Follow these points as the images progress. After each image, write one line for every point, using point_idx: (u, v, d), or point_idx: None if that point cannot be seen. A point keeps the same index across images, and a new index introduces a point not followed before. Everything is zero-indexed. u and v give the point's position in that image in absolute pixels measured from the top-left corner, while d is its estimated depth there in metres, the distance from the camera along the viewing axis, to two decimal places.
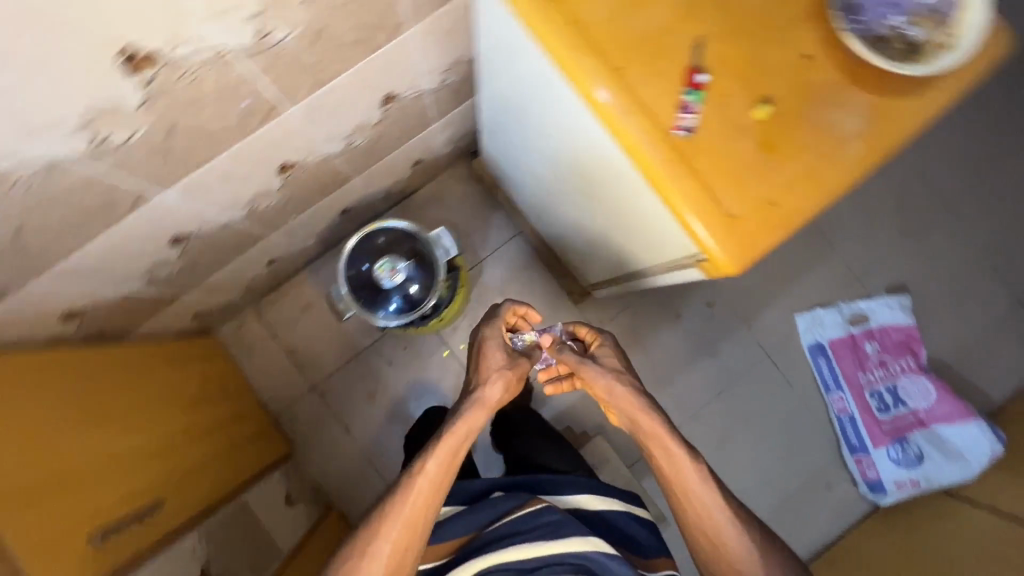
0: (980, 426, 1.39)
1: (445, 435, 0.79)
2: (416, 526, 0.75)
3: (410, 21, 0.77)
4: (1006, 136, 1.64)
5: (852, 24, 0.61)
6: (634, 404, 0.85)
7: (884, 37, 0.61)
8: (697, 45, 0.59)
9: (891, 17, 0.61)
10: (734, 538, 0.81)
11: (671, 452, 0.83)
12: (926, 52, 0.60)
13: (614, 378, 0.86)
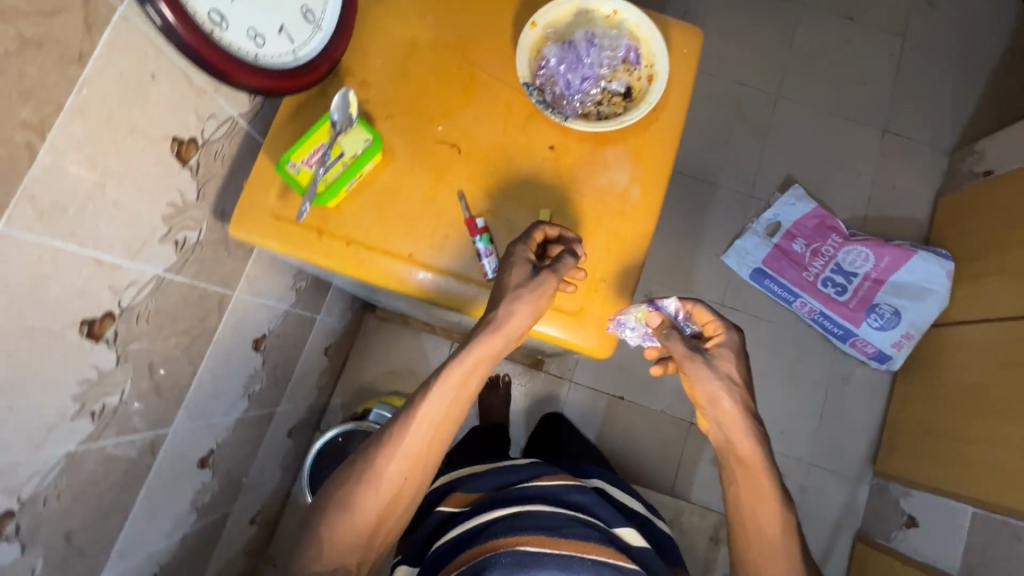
0: (924, 257, 1.45)
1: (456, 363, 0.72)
2: (421, 460, 0.71)
3: (230, 288, 0.80)
4: (787, 9, 1.76)
5: (569, 106, 0.66)
6: (733, 412, 0.75)
7: (599, 103, 0.66)
8: (461, 197, 0.64)
9: (594, 84, 0.67)
10: (784, 567, 0.73)
11: (757, 482, 0.75)
12: (638, 96, 0.66)
13: (725, 390, 0.75)
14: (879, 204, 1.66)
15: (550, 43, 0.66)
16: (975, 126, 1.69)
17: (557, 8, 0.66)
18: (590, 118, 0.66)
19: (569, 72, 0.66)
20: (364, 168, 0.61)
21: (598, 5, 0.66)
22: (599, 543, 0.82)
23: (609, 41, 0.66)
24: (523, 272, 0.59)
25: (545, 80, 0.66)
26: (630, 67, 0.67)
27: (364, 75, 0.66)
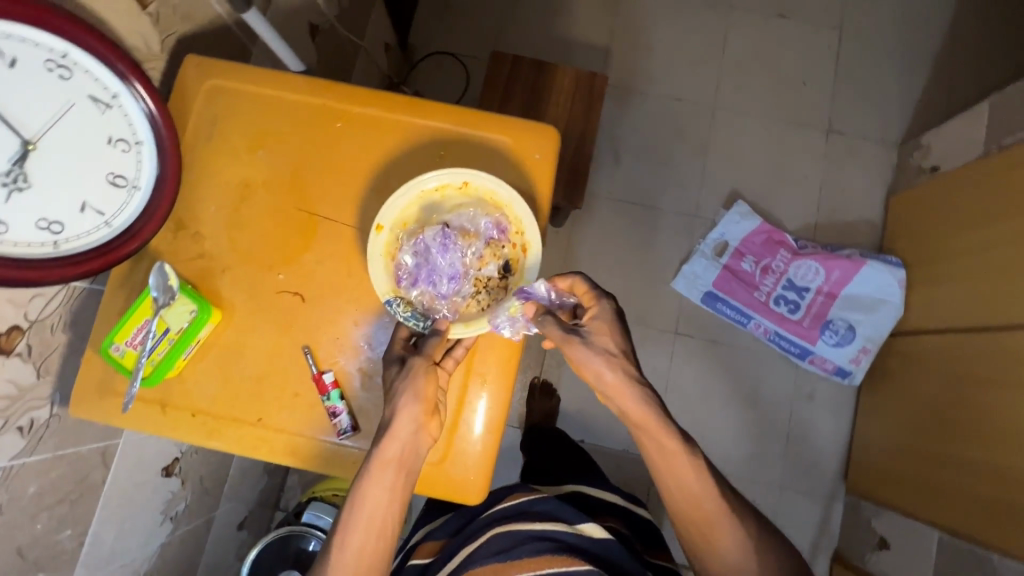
0: (876, 266, 1.40)
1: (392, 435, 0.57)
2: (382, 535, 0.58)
3: (112, 438, 0.76)
4: (716, 15, 1.69)
5: (443, 311, 0.61)
6: (617, 381, 0.68)
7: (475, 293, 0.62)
8: (307, 351, 0.60)
9: (463, 274, 0.62)
10: (706, 532, 0.72)
11: (660, 442, 0.70)
12: (516, 268, 0.62)
13: (607, 364, 0.68)
14: (830, 208, 1.61)
15: (404, 244, 0.61)
16: (922, 115, 1.63)
17: (399, 203, 0.61)
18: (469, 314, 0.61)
19: (432, 272, 0.61)
20: (197, 336, 0.58)
21: (442, 182, 0.61)
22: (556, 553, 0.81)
23: (465, 222, 0.62)
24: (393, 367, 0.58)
25: (408, 288, 0.61)
26: (496, 242, 0.62)
27: (197, 227, 0.62)
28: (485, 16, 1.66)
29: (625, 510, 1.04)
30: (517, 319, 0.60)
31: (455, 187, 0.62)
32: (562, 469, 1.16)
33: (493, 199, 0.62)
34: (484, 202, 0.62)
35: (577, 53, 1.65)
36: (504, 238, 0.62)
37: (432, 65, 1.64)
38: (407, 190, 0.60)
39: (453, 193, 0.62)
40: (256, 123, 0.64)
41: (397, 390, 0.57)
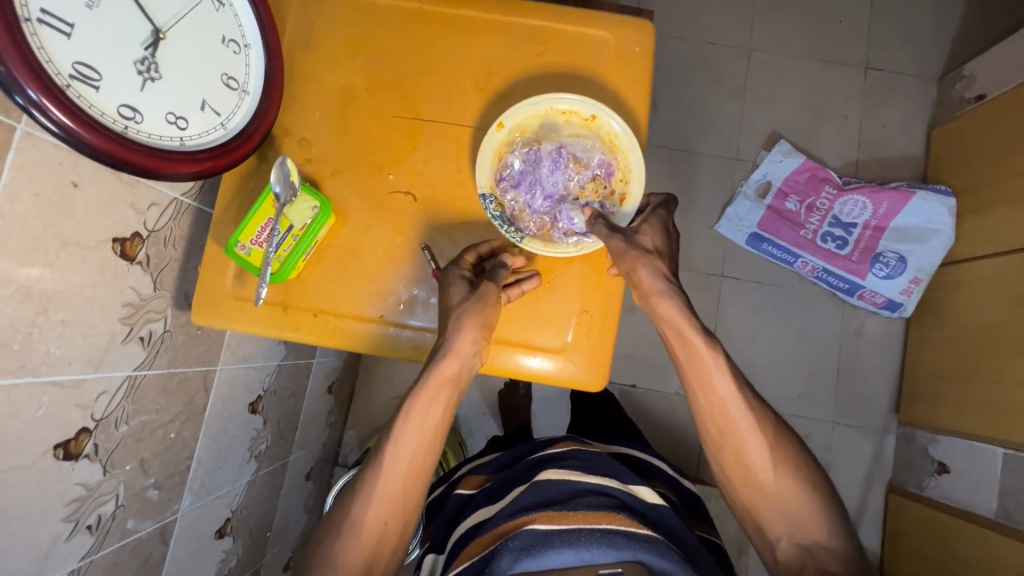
0: (925, 196, 1.39)
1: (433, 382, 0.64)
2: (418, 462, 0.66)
3: (211, 364, 0.77)
4: None
5: (528, 224, 0.62)
6: (672, 311, 0.71)
7: (563, 217, 0.62)
8: (424, 246, 0.61)
9: (561, 197, 0.63)
10: (739, 425, 0.70)
11: (689, 343, 0.71)
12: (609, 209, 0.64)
13: (644, 258, 0.58)
14: (871, 145, 1.60)
15: (512, 149, 0.62)
16: (962, 48, 1.61)
17: (527, 109, 0.61)
18: (550, 235, 0.62)
19: (535, 182, 0.62)
20: (318, 234, 0.59)
21: (571, 107, 0.61)
22: (612, 511, 0.74)
23: (580, 149, 0.63)
24: (462, 288, 0.57)
25: (505, 189, 0.62)
26: (601, 181, 0.63)
27: (303, 132, 0.63)
28: None
29: (675, 480, 1.00)
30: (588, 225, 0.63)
31: (579, 117, 0.62)
32: (610, 428, 1.15)
33: (609, 142, 0.62)
34: (605, 142, 0.62)
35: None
36: (611, 181, 0.63)
37: None
38: (538, 101, 0.61)
39: (577, 122, 0.62)
40: (354, 30, 0.64)
41: (462, 312, 0.56)
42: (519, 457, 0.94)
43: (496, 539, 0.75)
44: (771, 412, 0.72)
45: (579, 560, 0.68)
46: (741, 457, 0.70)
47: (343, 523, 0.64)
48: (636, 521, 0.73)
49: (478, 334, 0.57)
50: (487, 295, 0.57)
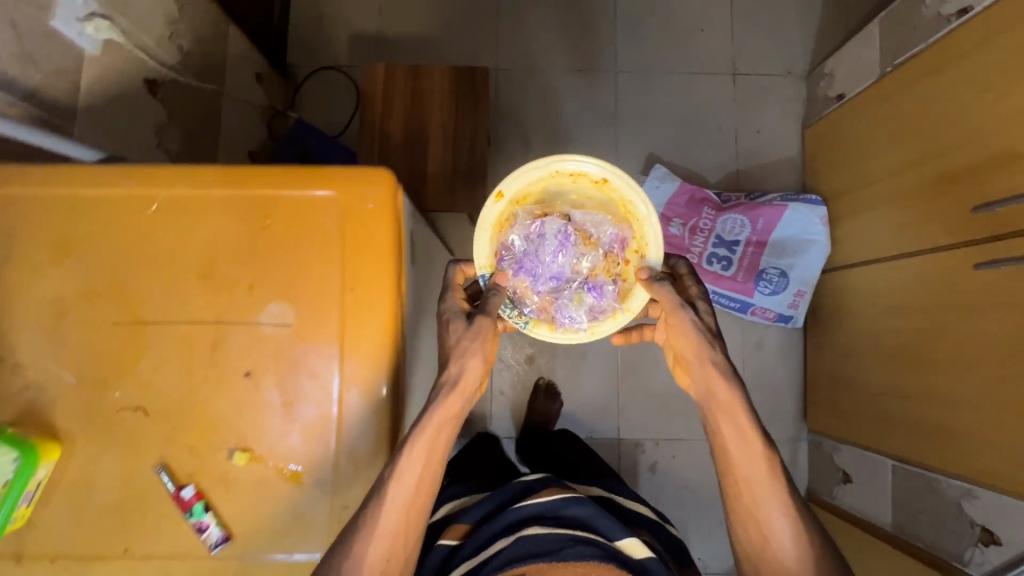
0: (796, 208, 1.39)
1: (410, 444, 0.69)
2: (407, 526, 0.68)
3: None
4: None
5: (530, 300, 0.84)
6: (726, 390, 0.81)
7: (564, 299, 0.84)
8: (162, 465, 0.69)
9: (565, 277, 0.85)
10: (773, 498, 0.78)
11: (738, 422, 0.80)
12: (626, 277, 0.84)
13: (703, 343, 0.82)
14: (748, 153, 1.59)
15: (517, 219, 0.84)
16: (826, 38, 1.59)
17: (528, 181, 0.83)
18: (553, 314, 0.84)
19: (539, 265, 0.84)
20: (30, 477, 0.65)
21: (587, 173, 0.83)
22: (601, 561, 0.82)
23: (591, 222, 0.85)
24: (461, 325, 0.77)
25: (504, 268, 0.83)
26: (609, 254, 0.85)
27: (17, 357, 0.68)
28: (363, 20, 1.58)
29: (657, 525, 1.03)
30: (580, 310, 0.83)
31: (587, 178, 0.84)
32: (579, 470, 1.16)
33: (620, 210, 0.84)
34: (611, 209, 0.84)
35: (467, 43, 1.58)
36: (621, 252, 0.85)
37: (318, 83, 1.56)
38: (535, 167, 0.82)
39: (586, 185, 0.84)
40: (107, 276, 0.69)
41: (466, 351, 0.75)
42: (504, 505, 0.97)
43: None
44: (808, 512, 0.79)
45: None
46: (766, 531, 0.78)
47: None
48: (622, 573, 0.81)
49: (454, 395, 0.73)
50: (463, 332, 0.76)
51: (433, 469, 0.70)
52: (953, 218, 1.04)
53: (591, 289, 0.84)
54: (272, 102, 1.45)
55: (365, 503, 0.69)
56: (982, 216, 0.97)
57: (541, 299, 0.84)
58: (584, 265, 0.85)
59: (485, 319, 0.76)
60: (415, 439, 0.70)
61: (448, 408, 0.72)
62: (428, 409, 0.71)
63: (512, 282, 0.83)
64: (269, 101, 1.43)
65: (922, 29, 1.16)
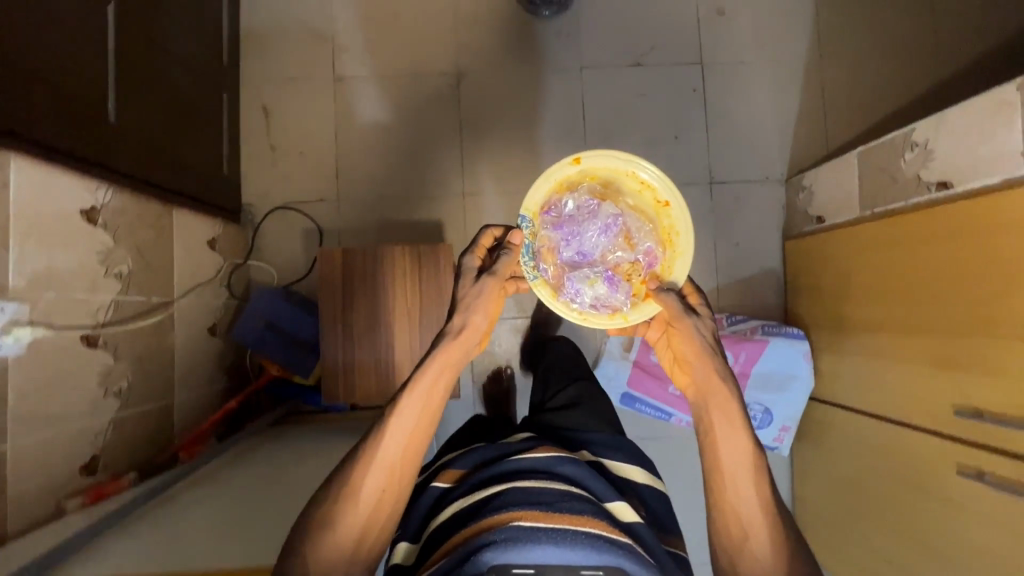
0: (780, 342, 1.34)
1: (413, 385, 0.79)
2: (399, 468, 0.76)
3: None
4: (567, 81, 1.57)
5: (551, 265, 0.90)
6: (720, 374, 0.85)
7: (579, 274, 0.90)
8: None
9: (592, 258, 0.92)
10: (750, 488, 0.81)
11: (729, 417, 0.84)
12: (638, 294, 0.88)
13: (706, 348, 0.85)
14: (727, 266, 1.54)
15: (578, 188, 0.91)
16: (803, 141, 1.56)
17: (612, 164, 0.87)
18: (562, 284, 0.89)
19: (578, 237, 0.92)
20: None
21: (659, 192, 0.87)
22: (595, 516, 0.70)
23: (637, 228, 0.90)
24: (470, 281, 0.85)
25: (547, 221, 0.90)
26: (637, 262, 0.90)
27: None
28: (321, 152, 1.53)
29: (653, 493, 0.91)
30: (590, 289, 0.88)
31: (653, 193, 0.88)
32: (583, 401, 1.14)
33: (664, 236, 0.89)
34: (662, 231, 0.89)
35: (429, 167, 1.54)
36: (650, 270, 0.89)
37: (277, 223, 1.50)
38: (618, 156, 0.86)
39: (648, 197, 0.90)
40: None
41: (472, 305, 0.84)
42: (497, 455, 0.85)
43: (474, 534, 0.68)
44: (784, 512, 0.83)
45: (558, 560, 0.65)
46: (739, 511, 0.81)
47: (316, 536, 0.72)
48: (615, 530, 0.69)
49: (460, 345, 0.82)
50: (468, 284, 0.85)
51: (435, 405, 0.80)
52: (935, 405, 1.02)
53: (608, 278, 0.89)
54: (228, 260, 1.39)
55: (368, 440, 0.78)
56: (962, 420, 0.96)
57: (558, 271, 0.90)
58: (614, 258, 0.91)
59: (490, 279, 0.84)
60: (428, 368, 0.80)
61: (449, 353, 0.81)
62: (433, 351, 0.81)
63: (543, 233, 0.90)
64: (227, 261, 1.38)
65: (901, 185, 1.11)
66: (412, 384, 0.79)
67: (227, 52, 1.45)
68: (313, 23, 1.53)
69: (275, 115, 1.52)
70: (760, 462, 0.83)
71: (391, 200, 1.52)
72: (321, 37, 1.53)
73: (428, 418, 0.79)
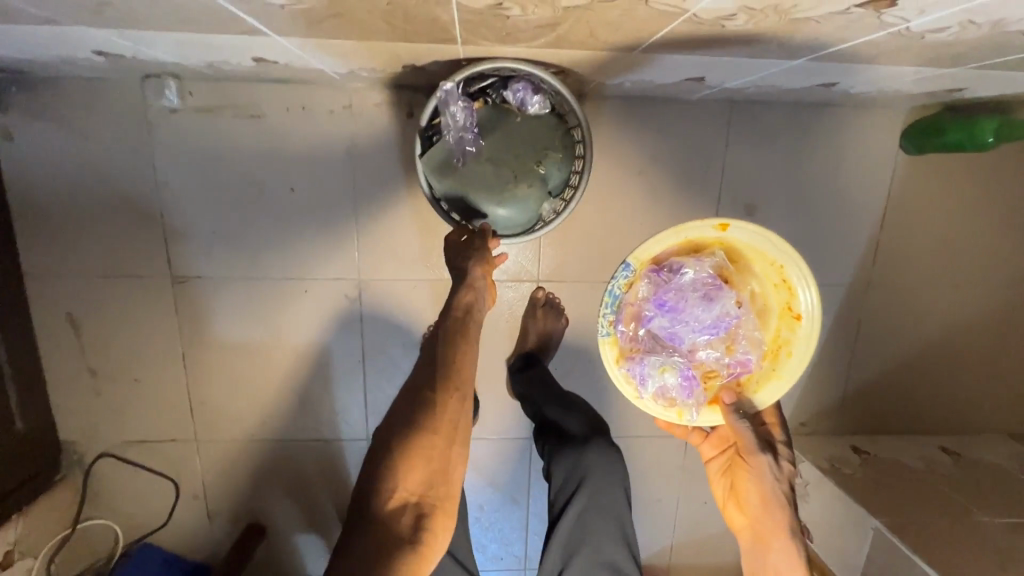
0: None
1: (446, 326, 0.69)
2: (455, 419, 0.64)
3: None
4: (518, 293, 1.10)
5: (629, 329, 0.79)
6: (780, 507, 0.76)
7: (655, 359, 0.79)
8: None
9: (679, 343, 0.80)
10: None
11: (787, 558, 0.74)
12: (710, 392, 0.80)
13: (775, 481, 0.77)
14: (688, 526, 1.28)
15: (707, 257, 0.78)
16: (814, 388, 1.21)
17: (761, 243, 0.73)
18: (630, 357, 0.79)
19: (679, 319, 0.79)
20: None
21: (805, 304, 0.75)
22: None
23: (750, 331, 0.80)
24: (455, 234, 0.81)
25: (652, 280, 0.77)
26: (725, 367, 0.80)
27: None
28: (164, 377, 1.09)
29: None
30: (656, 374, 0.79)
31: (788, 297, 0.77)
32: (580, 527, 0.93)
33: (772, 353, 0.79)
34: (774, 341, 0.79)
35: (318, 406, 1.12)
36: (734, 380, 0.81)
37: (113, 471, 1.13)
38: (780, 245, 0.73)
39: (779, 297, 0.78)
40: None
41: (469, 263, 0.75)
42: None
43: None
44: None
45: None
46: None
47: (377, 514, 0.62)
48: None
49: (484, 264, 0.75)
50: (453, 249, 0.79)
51: (476, 341, 0.70)
52: None
53: (686, 375, 0.79)
54: (43, 550, 1.05)
55: (399, 410, 0.66)
56: None
57: (633, 344, 0.80)
58: (703, 346, 0.80)
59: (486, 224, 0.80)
60: (457, 310, 0.71)
61: (474, 285, 0.73)
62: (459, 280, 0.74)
63: (637, 289, 0.77)
64: (40, 555, 1.04)
65: None
66: (443, 321, 0.70)
67: None
68: (132, 190, 0.99)
69: (88, 327, 1.06)
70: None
71: (266, 444, 1.14)
72: (146, 214, 1.00)
73: (473, 343, 0.69)
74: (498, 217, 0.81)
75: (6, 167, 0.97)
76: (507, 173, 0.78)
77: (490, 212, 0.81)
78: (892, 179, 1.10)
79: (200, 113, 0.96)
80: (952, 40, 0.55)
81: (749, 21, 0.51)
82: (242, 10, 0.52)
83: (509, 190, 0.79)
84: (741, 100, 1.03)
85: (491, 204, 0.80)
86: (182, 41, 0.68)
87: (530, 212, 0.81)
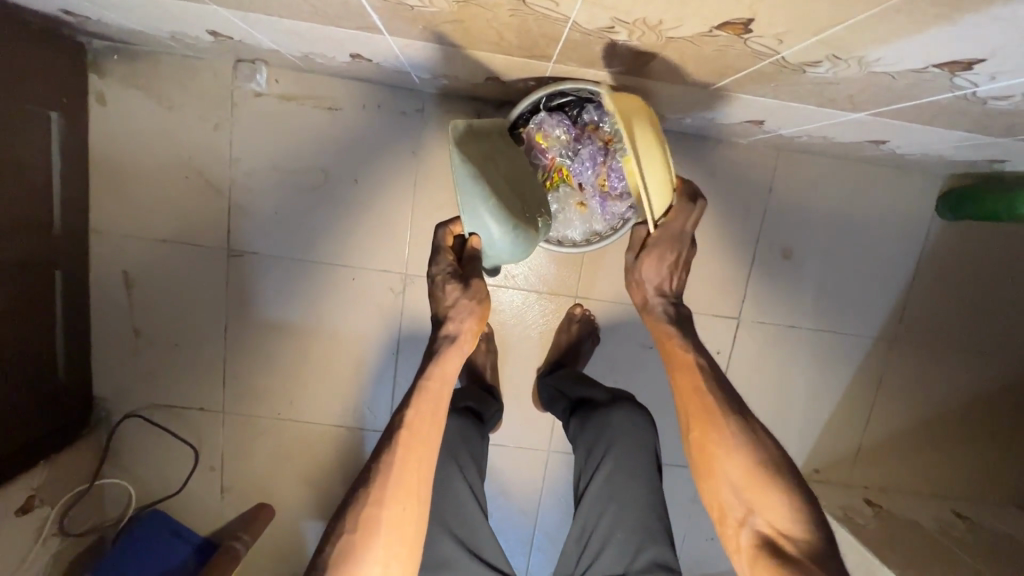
0: None
1: (411, 421, 0.67)
2: (408, 533, 0.64)
3: None
4: (555, 306, 1.13)
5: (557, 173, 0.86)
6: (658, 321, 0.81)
7: (574, 195, 0.87)
8: None
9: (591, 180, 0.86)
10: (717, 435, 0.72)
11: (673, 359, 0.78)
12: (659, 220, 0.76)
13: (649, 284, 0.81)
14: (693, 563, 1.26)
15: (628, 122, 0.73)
16: (831, 436, 1.22)
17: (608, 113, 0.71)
18: (557, 195, 0.87)
19: (586, 160, 0.85)
20: None
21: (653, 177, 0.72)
22: None
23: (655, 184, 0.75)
24: (444, 263, 0.73)
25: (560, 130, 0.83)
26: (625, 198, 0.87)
27: None
28: (205, 345, 1.12)
29: None
30: (572, 208, 0.88)
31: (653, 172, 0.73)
32: (609, 486, 0.87)
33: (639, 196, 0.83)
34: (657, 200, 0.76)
35: (346, 392, 1.14)
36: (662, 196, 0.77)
37: (139, 431, 1.15)
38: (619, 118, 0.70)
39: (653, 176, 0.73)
40: None
41: (467, 282, 0.71)
42: None
43: None
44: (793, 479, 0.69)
45: None
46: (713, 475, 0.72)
47: None
48: None
49: (471, 316, 0.71)
50: (442, 265, 0.73)
51: (435, 436, 0.68)
52: None
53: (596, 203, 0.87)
54: (60, 502, 1.05)
55: (348, 527, 0.63)
56: None
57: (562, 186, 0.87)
58: (608, 184, 0.86)
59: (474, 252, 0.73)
60: (430, 386, 0.69)
61: (452, 358, 0.70)
62: (434, 358, 0.69)
63: (551, 142, 0.83)
64: (57, 505, 1.04)
65: None
66: (403, 421, 0.67)
67: (59, 208, 0.97)
68: (208, 163, 1.05)
69: (140, 287, 1.09)
70: (772, 469, 0.69)
71: (289, 423, 1.15)
72: (216, 187, 1.05)
73: (427, 457, 0.67)
74: (492, 238, 0.69)
75: (93, 128, 1.03)
76: (518, 207, 0.72)
77: (482, 231, 0.69)
78: (925, 241, 1.14)
79: (283, 100, 1.02)
80: (1012, 109, 0.60)
81: (831, 69, 0.56)
82: (372, 6, 0.57)
83: (523, 225, 0.71)
84: (789, 149, 1.08)
85: (500, 223, 0.68)
86: (296, 30, 0.74)
87: (516, 257, 0.73)
